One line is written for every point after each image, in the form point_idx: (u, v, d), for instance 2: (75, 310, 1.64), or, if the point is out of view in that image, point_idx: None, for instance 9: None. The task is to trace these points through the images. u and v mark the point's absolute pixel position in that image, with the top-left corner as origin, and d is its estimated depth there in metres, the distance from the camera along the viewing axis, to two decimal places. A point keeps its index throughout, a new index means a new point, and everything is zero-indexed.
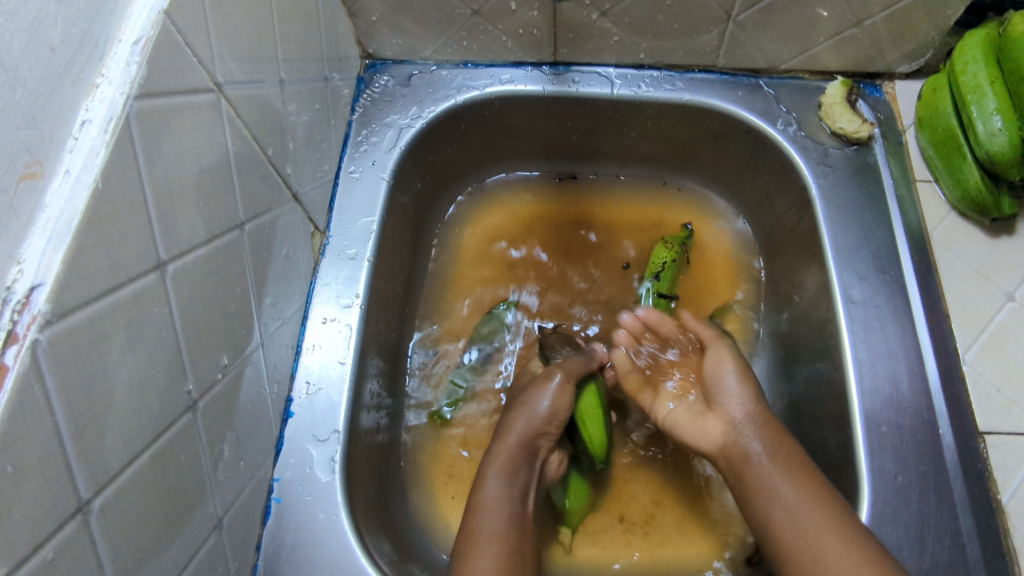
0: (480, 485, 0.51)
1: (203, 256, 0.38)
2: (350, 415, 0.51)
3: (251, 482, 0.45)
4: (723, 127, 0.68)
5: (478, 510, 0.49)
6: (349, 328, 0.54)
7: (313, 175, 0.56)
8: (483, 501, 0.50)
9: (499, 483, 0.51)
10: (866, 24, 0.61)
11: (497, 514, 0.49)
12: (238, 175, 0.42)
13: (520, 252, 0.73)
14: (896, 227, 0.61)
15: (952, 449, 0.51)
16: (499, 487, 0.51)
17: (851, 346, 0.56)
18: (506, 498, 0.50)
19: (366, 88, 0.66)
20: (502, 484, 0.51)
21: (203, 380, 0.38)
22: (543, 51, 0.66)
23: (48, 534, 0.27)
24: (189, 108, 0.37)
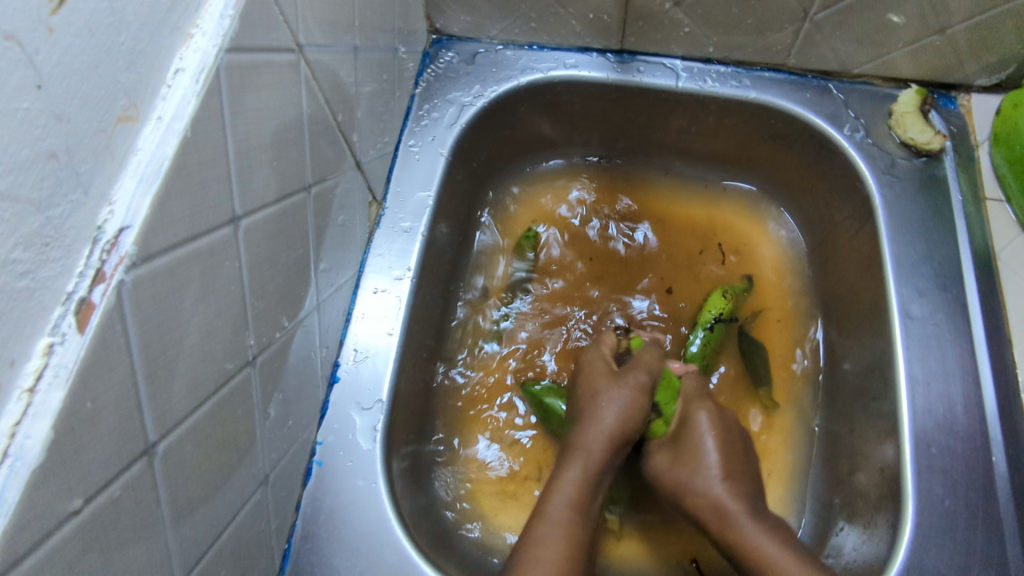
0: (557, 475, 0.54)
1: (272, 215, 0.38)
2: (394, 387, 0.52)
3: (296, 442, 0.46)
4: (786, 129, 0.67)
5: (554, 495, 0.52)
6: (399, 301, 0.54)
7: (375, 145, 0.56)
8: (563, 486, 0.53)
9: (576, 476, 0.53)
10: (948, 33, 0.60)
11: (569, 505, 0.52)
12: (310, 138, 0.43)
13: (571, 244, 0.72)
14: (961, 246, 0.59)
15: (1005, 477, 0.50)
16: (576, 478, 0.53)
17: (905, 363, 0.54)
18: (580, 492, 0.53)
19: (431, 62, 0.66)
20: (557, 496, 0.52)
21: (263, 336, 0.39)
22: (611, 37, 0.65)
23: (117, 472, 0.27)
24: (273, 66, 0.37)
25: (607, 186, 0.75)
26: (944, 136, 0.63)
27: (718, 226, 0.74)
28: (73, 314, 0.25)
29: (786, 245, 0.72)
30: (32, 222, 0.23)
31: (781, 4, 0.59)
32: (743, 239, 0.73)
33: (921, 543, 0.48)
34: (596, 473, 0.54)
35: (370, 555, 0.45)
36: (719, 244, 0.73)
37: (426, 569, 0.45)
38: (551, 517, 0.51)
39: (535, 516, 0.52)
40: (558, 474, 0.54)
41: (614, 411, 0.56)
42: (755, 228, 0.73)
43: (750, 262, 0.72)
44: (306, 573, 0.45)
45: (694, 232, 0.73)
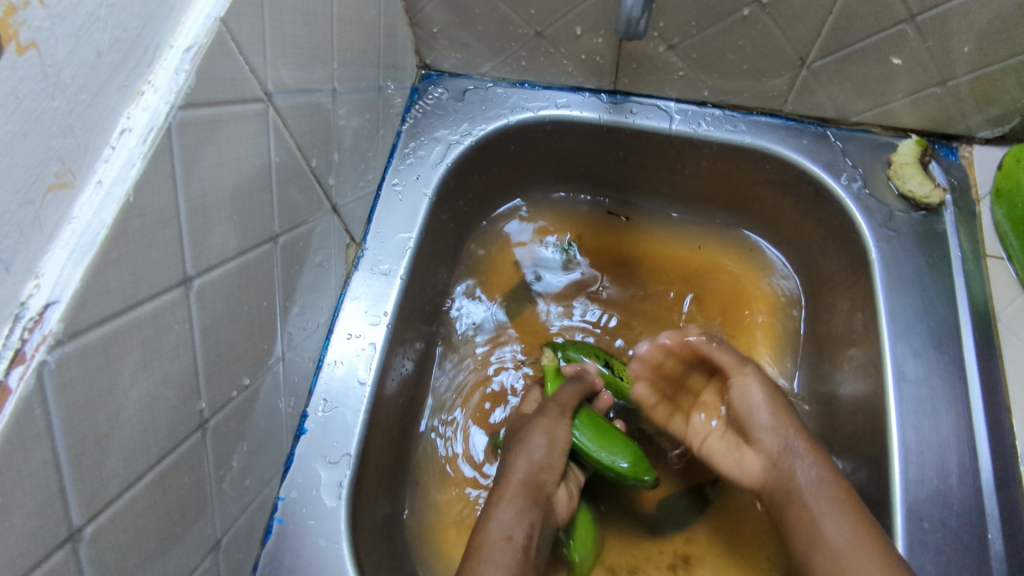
0: (480, 531, 0.50)
1: (232, 270, 0.37)
2: (364, 439, 0.50)
3: (255, 500, 0.44)
4: (783, 175, 0.65)
5: (478, 550, 0.49)
6: (372, 347, 0.52)
7: (356, 185, 0.55)
8: (484, 542, 0.49)
9: (501, 522, 0.50)
10: (950, 84, 0.58)
11: (496, 554, 0.48)
12: (278, 187, 0.41)
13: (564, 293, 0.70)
14: (960, 305, 0.56)
15: (1001, 557, 0.47)
16: (500, 527, 0.50)
17: (898, 428, 0.52)
18: (506, 539, 0.49)
19: (419, 99, 0.65)
20: (507, 523, 0.50)
21: (218, 396, 0.37)
22: (603, 78, 0.63)
23: (30, 566, 0.25)
24: (236, 118, 0.35)
25: (603, 234, 0.73)
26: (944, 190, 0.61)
27: (717, 279, 0.72)
28: None
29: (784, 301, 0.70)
30: None
31: (778, 50, 0.58)
32: (741, 292, 0.71)
33: None
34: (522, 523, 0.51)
35: None
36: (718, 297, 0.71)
37: None
38: (482, 561, 0.47)
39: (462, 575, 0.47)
40: (484, 525, 0.51)
41: (538, 454, 0.54)
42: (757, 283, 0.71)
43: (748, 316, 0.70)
44: None
45: (692, 283, 0.72)
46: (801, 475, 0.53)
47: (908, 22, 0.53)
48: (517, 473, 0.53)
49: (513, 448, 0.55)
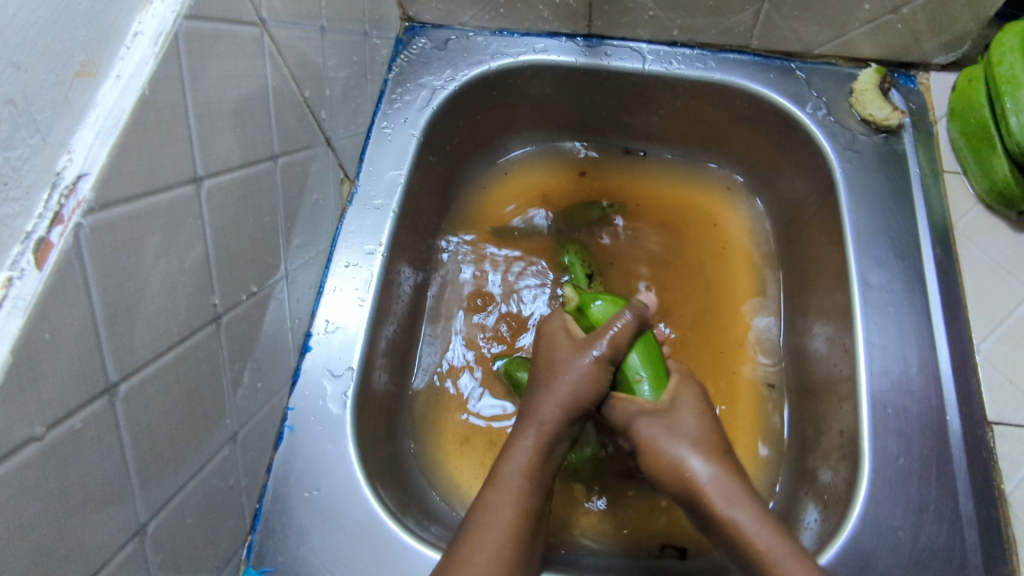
0: (507, 448, 0.50)
1: (237, 179, 0.40)
2: (365, 356, 0.53)
3: (266, 406, 0.47)
4: (752, 109, 0.69)
5: (506, 464, 0.49)
6: (370, 274, 0.56)
7: (347, 125, 0.58)
8: (514, 456, 0.49)
9: (530, 441, 0.50)
10: (903, 11, 0.62)
11: (520, 475, 0.48)
12: (275, 110, 0.44)
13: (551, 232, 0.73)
14: (918, 216, 0.60)
15: (958, 436, 0.51)
16: (525, 451, 0.50)
17: (863, 328, 0.56)
18: (537, 460, 0.49)
19: (404, 49, 0.67)
20: (537, 443, 0.50)
21: (229, 296, 0.40)
22: (578, 22, 0.67)
23: (75, 406, 0.28)
24: (234, 37, 0.39)
25: (588, 180, 0.77)
26: (902, 114, 0.65)
27: (696, 218, 0.75)
28: (32, 252, 0.26)
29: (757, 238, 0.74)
30: None
31: None
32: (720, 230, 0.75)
33: (875, 500, 0.49)
34: (548, 444, 0.50)
35: (339, 514, 0.47)
36: (697, 233, 0.75)
37: (393, 526, 0.47)
38: (501, 483, 0.48)
39: (487, 485, 0.49)
40: (513, 443, 0.50)
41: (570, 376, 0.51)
42: (734, 221, 0.75)
43: (728, 252, 0.74)
44: (275, 531, 0.47)
45: (673, 223, 0.75)
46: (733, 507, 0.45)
47: None
48: (556, 398, 0.51)
49: (550, 366, 0.53)
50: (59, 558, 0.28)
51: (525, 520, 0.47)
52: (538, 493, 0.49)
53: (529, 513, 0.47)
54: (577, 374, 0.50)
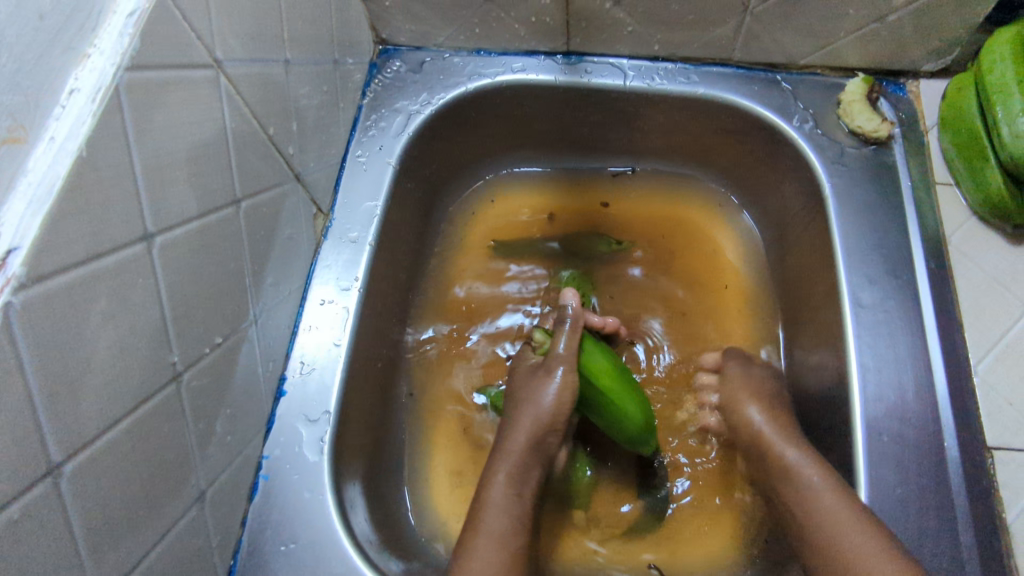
0: (486, 480, 0.52)
1: (194, 230, 0.39)
2: (342, 398, 0.51)
3: (239, 457, 0.46)
4: (737, 123, 0.67)
5: (483, 506, 0.50)
6: (346, 311, 0.54)
7: (319, 157, 0.56)
8: (490, 496, 0.50)
9: (502, 483, 0.51)
10: (889, 19, 0.60)
11: (503, 513, 0.49)
12: (236, 152, 0.43)
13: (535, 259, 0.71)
14: (911, 232, 0.58)
15: (957, 463, 0.49)
16: (502, 486, 0.51)
17: (856, 351, 0.54)
18: (507, 504, 0.50)
19: (378, 73, 0.66)
20: (510, 484, 0.51)
21: (190, 352, 0.39)
22: (556, 40, 0.65)
23: (13, 495, 0.27)
24: (185, 83, 0.37)
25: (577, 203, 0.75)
26: (891, 125, 0.63)
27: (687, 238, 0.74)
28: None
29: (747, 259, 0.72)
30: None
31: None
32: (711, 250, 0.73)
33: None
34: (521, 475, 0.52)
35: (317, 567, 0.45)
36: (689, 254, 0.73)
37: None
38: (484, 519, 0.49)
39: (468, 530, 0.49)
40: (486, 485, 0.51)
41: (542, 399, 0.53)
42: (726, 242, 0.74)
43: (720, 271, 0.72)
44: None
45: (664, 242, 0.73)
46: (802, 471, 0.51)
47: None
48: (523, 434, 0.53)
49: (517, 404, 0.54)
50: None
51: (515, 562, 0.48)
52: (520, 533, 0.49)
53: (510, 543, 0.48)
54: (546, 402, 0.53)
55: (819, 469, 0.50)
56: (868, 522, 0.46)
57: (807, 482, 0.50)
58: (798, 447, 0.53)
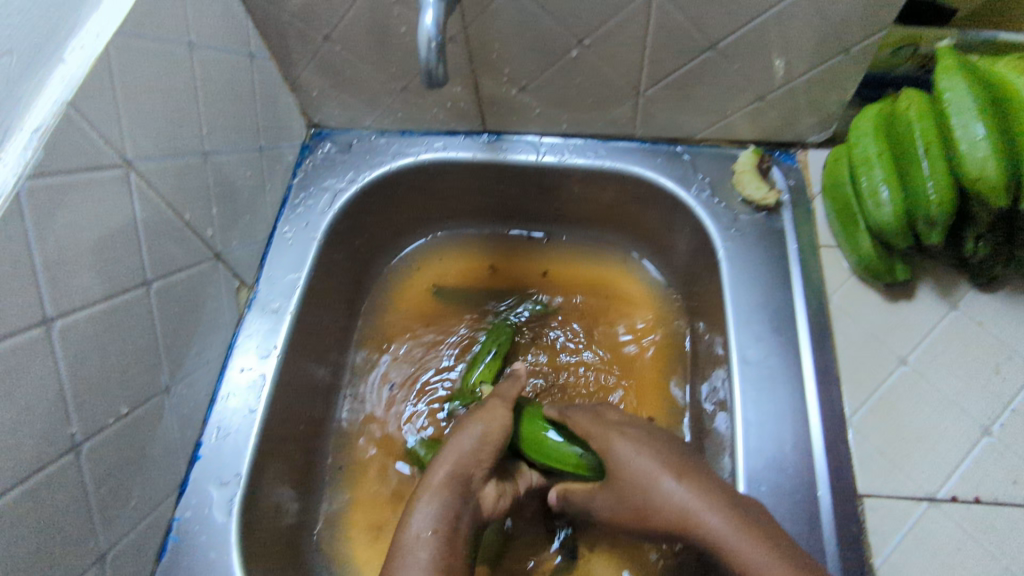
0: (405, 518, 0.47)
1: (99, 312, 0.43)
2: (255, 461, 0.55)
3: (148, 519, 0.49)
4: (645, 191, 0.73)
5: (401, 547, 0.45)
6: (263, 378, 0.58)
7: (243, 235, 0.61)
8: (407, 540, 0.45)
9: (422, 517, 0.46)
10: (767, 98, 0.66)
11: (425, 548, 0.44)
12: (146, 239, 0.47)
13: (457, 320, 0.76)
14: (795, 292, 0.64)
15: (829, 511, 0.53)
16: (425, 520, 0.46)
17: (741, 405, 0.58)
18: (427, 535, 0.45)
19: (310, 154, 0.71)
20: (428, 518, 0.46)
21: (91, 424, 0.42)
22: (473, 121, 0.70)
23: None
24: (91, 183, 0.42)
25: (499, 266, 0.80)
26: (778, 193, 0.69)
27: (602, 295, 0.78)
28: None
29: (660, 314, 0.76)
30: None
31: (614, 84, 0.65)
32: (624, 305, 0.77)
33: None
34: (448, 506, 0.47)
35: None
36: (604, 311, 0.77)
37: None
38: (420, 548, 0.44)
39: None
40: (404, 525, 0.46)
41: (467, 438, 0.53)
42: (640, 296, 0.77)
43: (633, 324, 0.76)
44: None
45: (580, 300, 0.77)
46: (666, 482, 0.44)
47: (711, 50, 0.60)
48: (447, 466, 0.51)
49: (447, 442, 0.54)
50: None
51: None
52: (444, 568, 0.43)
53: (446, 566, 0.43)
54: (469, 442, 0.53)
55: (729, 514, 0.41)
56: (761, 540, 0.39)
57: (700, 513, 0.42)
58: (640, 429, 0.51)
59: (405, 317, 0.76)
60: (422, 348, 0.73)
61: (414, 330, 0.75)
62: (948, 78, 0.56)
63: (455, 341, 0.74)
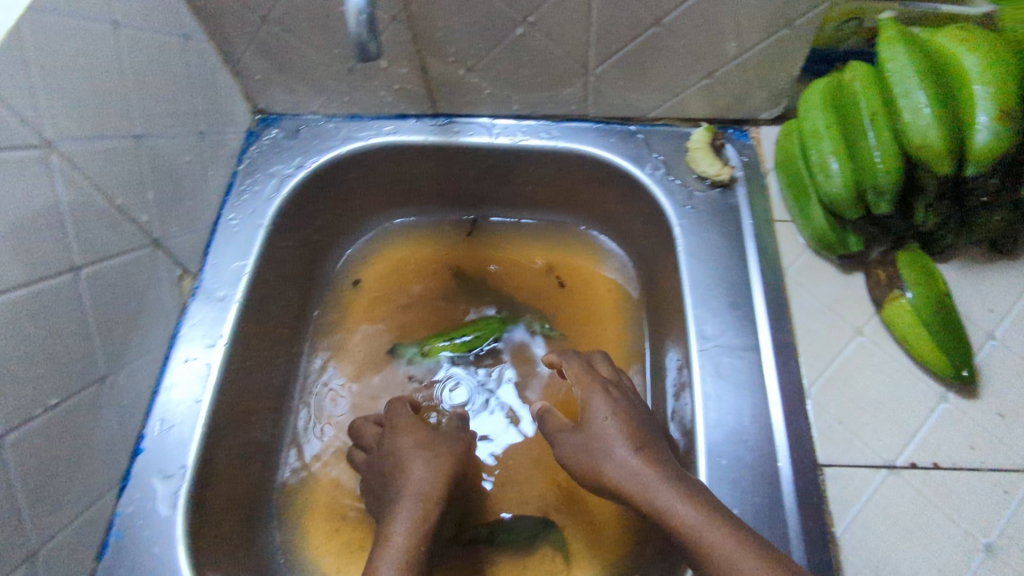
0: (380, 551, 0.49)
1: (19, 299, 0.41)
2: (200, 455, 0.53)
3: (86, 515, 0.47)
4: (600, 172, 0.72)
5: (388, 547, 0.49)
6: (208, 368, 0.56)
7: (186, 222, 0.59)
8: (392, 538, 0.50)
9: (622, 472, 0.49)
10: (717, 74, 0.66)
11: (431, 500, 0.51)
12: (73, 224, 0.45)
13: (430, 297, 0.76)
14: (752, 266, 0.63)
15: (790, 483, 0.52)
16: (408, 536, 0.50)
17: (700, 380, 0.58)
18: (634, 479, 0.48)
19: (256, 140, 0.69)
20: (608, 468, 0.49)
21: (14, 417, 0.40)
22: (423, 103, 0.69)
23: None
24: (4, 165, 0.39)
25: (466, 254, 0.79)
26: (732, 169, 0.68)
27: (571, 288, 0.77)
28: None
29: (623, 320, 0.74)
30: None
31: (562, 62, 0.64)
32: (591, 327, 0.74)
33: None
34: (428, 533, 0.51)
35: None
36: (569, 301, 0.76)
37: None
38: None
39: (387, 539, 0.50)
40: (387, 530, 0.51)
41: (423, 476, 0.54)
42: (616, 333, 0.73)
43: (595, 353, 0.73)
44: None
45: (550, 308, 0.76)
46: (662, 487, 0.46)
47: (656, 27, 0.60)
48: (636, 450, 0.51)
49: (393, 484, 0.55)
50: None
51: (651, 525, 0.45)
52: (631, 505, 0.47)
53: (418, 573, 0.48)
54: (420, 471, 0.54)
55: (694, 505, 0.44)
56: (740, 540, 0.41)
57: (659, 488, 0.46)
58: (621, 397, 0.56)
59: (367, 299, 0.76)
60: (386, 332, 0.74)
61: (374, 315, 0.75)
62: (891, 48, 0.55)
63: (414, 331, 0.74)
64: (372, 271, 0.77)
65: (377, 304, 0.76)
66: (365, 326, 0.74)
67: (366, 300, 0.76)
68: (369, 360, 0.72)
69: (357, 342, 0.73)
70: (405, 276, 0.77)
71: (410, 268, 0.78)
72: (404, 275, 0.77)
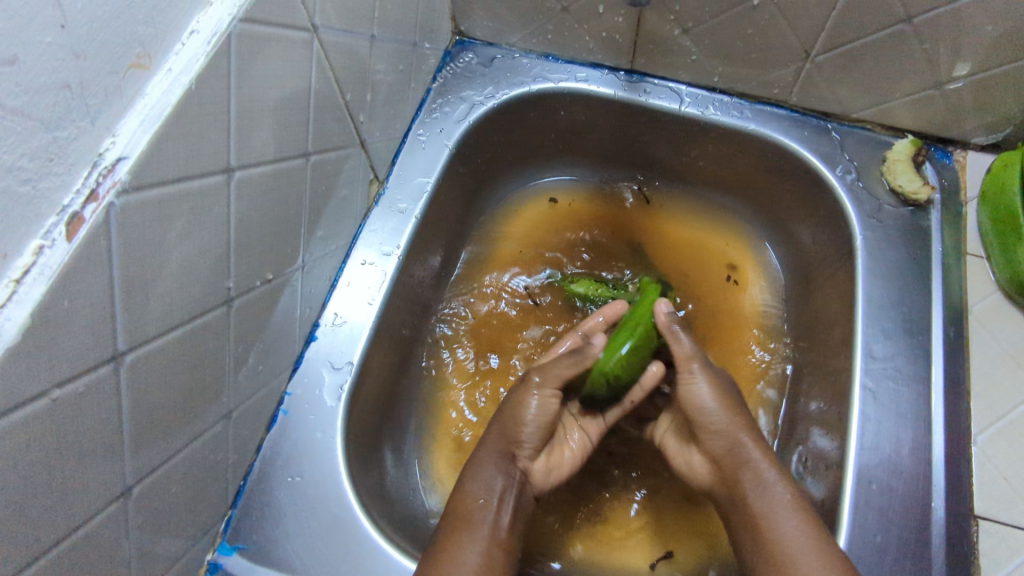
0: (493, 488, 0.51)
1: (268, 171, 0.43)
2: (367, 352, 0.56)
3: (266, 387, 0.50)
4: (783, 164, 0.69)
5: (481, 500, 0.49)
6: (384, 275, 0.58)
7: (384, 128, 0.61)
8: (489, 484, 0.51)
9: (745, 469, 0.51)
10: (947, 87, 0.61)
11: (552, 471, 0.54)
12: (315, 111, 0.47)
13: (572, 249, 0.76)
14: (934, 298, 0.59)
15: (941, 525, 0.51)
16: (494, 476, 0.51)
17: (859, 400, 0.56)
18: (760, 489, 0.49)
19: (451, 61, 0.70)
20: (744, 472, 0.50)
21: (243, 282, 0.43)
22: (622, 57, 0.68)
23: (82, 370, 0.31)
24: (283, 41, 0.41)
25: (617, 215, 0.78)
26: (933, 190, 0.64)
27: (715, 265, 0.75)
28: (64, 224, 0.28)
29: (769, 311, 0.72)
30: (40, 138, 0.27)
31: (784, 43, 0.61)
32: (738, 342, 0.71)
33: None
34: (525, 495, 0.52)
35: (315, 502, 0.49)
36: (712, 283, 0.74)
37: (365, 523, 0.49)
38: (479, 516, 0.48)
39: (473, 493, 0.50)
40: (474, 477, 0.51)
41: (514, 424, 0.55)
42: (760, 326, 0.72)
43: (729, 361, 0.70)
44: (254, 510, 0.49)
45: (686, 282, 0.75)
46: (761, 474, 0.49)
47: (906, 23, 0.56)
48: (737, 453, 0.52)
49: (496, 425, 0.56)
50: (32, 515, 0.30)
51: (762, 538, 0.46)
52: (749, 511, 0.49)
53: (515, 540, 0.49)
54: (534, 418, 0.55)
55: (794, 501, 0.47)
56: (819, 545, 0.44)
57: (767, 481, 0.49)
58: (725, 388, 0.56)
59: (513, 239, 0.76)
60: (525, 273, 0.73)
61: (515, 256, 0.75)
62: None
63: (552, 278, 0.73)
64: (520, 214, 0.77)
65: (519, 245, 0.75)
66: (504, 264, 0.74)
67: (510, 238, 0.76)
68: (504, 299, 0.72)
69: (497, 280, 0.73)
70: (550, 224, 0.77)
71: (557, 216, 0.77)
72: (548, 223, 0.77)
